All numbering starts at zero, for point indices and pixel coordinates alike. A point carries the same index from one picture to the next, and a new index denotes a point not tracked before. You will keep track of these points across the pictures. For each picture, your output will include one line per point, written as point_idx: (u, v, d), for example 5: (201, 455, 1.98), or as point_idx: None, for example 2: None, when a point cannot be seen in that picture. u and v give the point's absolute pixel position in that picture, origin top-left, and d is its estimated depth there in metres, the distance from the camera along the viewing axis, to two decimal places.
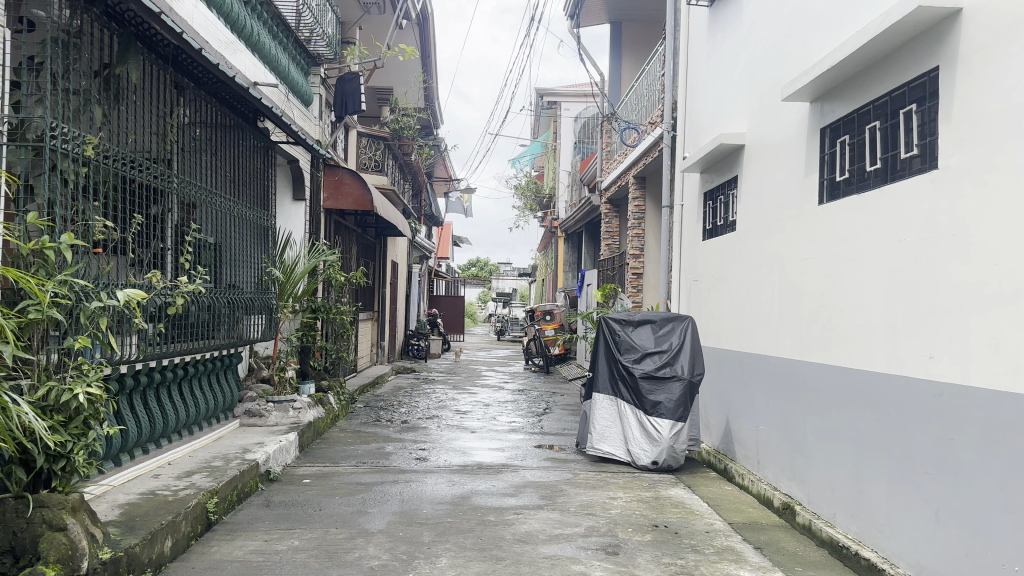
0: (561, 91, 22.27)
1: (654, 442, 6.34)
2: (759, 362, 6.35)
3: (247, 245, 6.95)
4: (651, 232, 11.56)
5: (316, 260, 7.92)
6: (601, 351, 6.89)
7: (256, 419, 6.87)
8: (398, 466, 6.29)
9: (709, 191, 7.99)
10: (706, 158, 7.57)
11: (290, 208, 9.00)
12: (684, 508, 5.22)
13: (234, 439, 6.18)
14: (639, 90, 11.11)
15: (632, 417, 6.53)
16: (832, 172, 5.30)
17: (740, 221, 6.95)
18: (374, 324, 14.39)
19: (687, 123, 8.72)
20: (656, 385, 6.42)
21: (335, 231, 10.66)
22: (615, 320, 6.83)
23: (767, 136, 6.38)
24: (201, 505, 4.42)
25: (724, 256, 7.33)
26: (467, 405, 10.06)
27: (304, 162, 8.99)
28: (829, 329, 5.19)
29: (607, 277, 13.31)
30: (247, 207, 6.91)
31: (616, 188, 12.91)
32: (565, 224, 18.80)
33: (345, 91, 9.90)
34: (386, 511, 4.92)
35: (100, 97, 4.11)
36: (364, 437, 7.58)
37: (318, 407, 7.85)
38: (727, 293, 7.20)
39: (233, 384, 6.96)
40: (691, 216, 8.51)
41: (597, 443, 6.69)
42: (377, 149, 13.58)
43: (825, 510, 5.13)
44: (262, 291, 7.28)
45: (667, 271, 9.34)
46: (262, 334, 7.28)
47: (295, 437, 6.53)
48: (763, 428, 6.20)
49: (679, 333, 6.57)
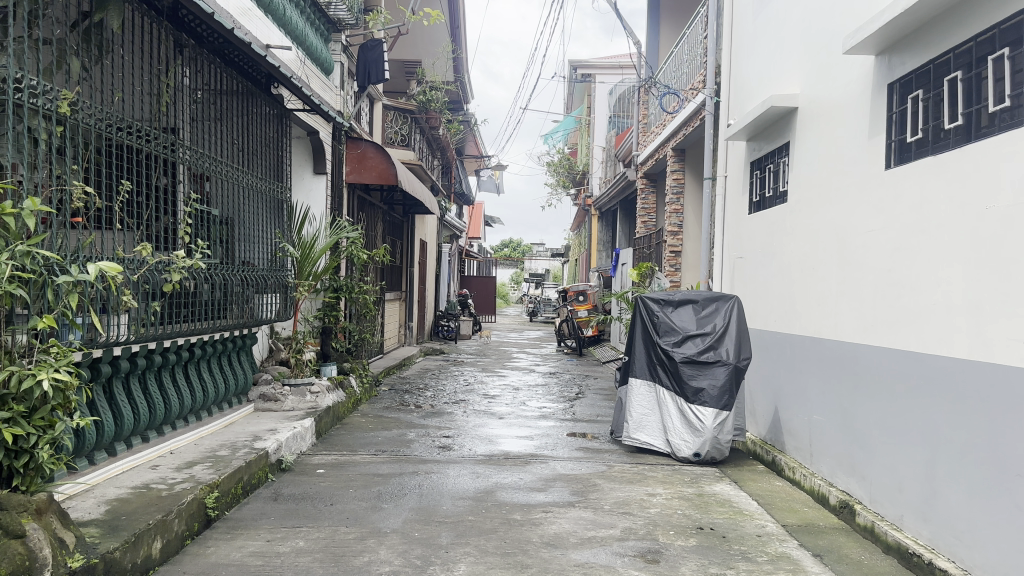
0: (594, 64, 21.52)
1: (696, 432, 5.82)
2: (814, 345, 5.81)
3: (260, 219, 6.55)
4: (690, 208, 10.94)
5: (337, 237, 7.59)
6: (638, 333, 6.37)
7: (272, 404, 6.48)
8: (419, 455, 5.85)
9: (757, 160, 7.40)
10: (753, 123, 6.98)
11: (310, 182, 8.60)
12: (732, 507, 4.71)
13: (246, 426, 5.80)
14: (679, 56, 10.49)
15: (673, 405, 6.01)
16: (902, 132, 4.71)
17: (792, 191, 6.37)
18: (402, 305, 14.02)
19: (732, 88, 8.13)
20: (698, 371, 5.90)
21: (358, 207, 10.23)
22: (653, 300, 6.32)
23: (824, 96, 5.78)
24: (197, 501, 4.03)
25: (774, 229, 6.76)
26: (496, 389, 9.61)
27: (325, 134, 8.62)
28: (899, 309, 4.63)
29: (643, 256, 12.73)
30: (260, 178, 6.53)
31: (653, 163, 12.32)
32: (598, 202, 18.19)
33: (368, 60, 9.43)
34: (402, 508, 4.50)
35: (78, 49, 3.69)
36: (386, 423, 7.18)
37: (339, 390, 7.45)
38: (777, 270, 6.65)
39: (247, 366, 6.55)
40: (737, 188, 7.91)
41: (633, 432, 6.22)
42: (404, 123, 13.11)
43: (890, 511, 4.60)
44: (278, 268, 6.88)
45: (708, 247, 8.75)
46: (277, 314, 6.89)
47: (312, 423, 6.14)
48: (819, 417, 5.69)
49: (723, 314, 6.03)
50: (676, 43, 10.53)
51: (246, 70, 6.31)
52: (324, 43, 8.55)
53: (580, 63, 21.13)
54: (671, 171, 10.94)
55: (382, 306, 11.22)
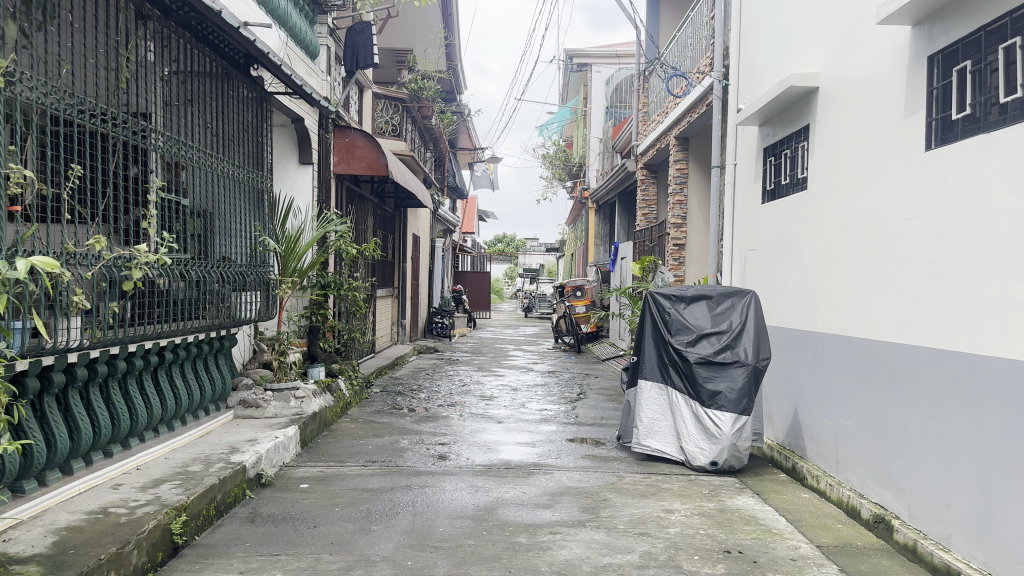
0: (591, 53, 20.99)
1: (713, 439, 5.37)
2: (841, 344, 5.38)
3: (238, 211, 6.07)
4: (695, 198, 10.50)
5: (324, 231, 7.11)
6: (647, 331, 5.92)
7: (252, 411, 5.99)
8: (412, 465, 5.38)
9: (770, 146, 6.96)
10: (768, 106, 6.54)
11: (295, 172, 8.11)
12: (759, 525, 4.27)
13: (224, 436, 5.33)
14: (683, 40, 10.04)
15: (686, 409, 5.56)
16: (946, 109, 4.26)
17: (814, 178, 5.93)
18: (394, 301, 13.55)
19: (742, 71, 7.70)
20: (714, 373, 5.44)
21: (348, 199, 9.73)
22: (663, 295, 5.87)
23: (853, 73, 5.33)
24: (162, 527, 3.56)
25: (791, 220, 6.33)
26: (493, 390, 9.11)
27: (310, 121, 8.14)
28: (943, 304, 4.19)
29: (645, 249, 12.26)
30: (239, 167, 6.06)
31: (654, 153, 11.87)
32: (596, 194, 17.71)
33: (357, 43, 8.89)
34: (392, 530, 4.03)
35: (17, 11, 3.20)
36: (377, 428, 6.69)
37: (326, 394, 6.97)
38: (795, 263, 6.21)
39: (226, 369, 6.05)
40: (748, 176, 7.46)
41: (644, 438, 5.77)
42: (395, 112, 12.60)
43: (935, 529, 4.17)
44: (259, 264, 6.39)
45: (716, 240, 8.30)
46: (259, 314, 6.40)
47: (297, 431, 5.67)
48: (847, 422, 5.27)
49: (740, 311, 5.60)
50: (679, 27, 10.08)
51: (222, 48, 5.82)
52: (309, 25, 8.07)
53: (576, 52, 20.57)
54: (674, 160, 10.48)
55: (373, 303, 10.75)
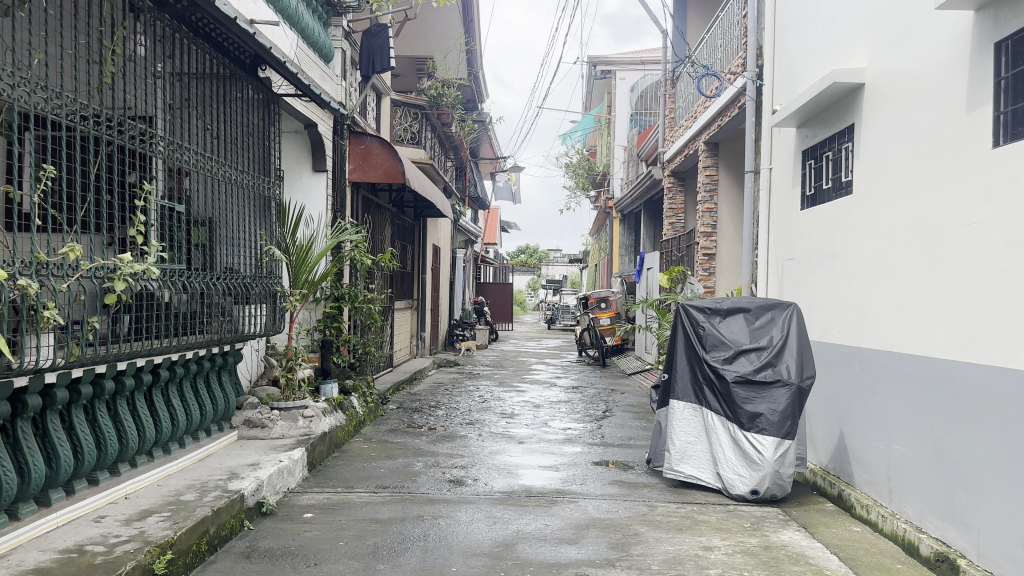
0: (615, 59, 20.54)
1: (753, 466, 4.92)
2: (895, 362, 4.93)
3: (243, 218, 5.75)
4: (726, 207, 10.06)
5: (338, 240, 6.76)
6: (680, 347, 5.48)
7: (257, 431, 5.62)
8: (425, 492, 4.98)
9: (810, 148, 6.52)
10: (808, 105, 6.11)
11: (309, 180, 7.79)
12: (809, 566, 3.82)
13: (224, 460, 4.98)
14: (713, 41, 9.62)
15: (723, 432, 5.12)
16: (1017, 101, 3.81)
17: (862, 181, 5.48)
18: (413, 314, 13.20)
19: (777, 71, 7.28)
20: (753, 393, 5.00)
21: (364, 208, 9.37)
22: (696, 309, 5.44)
23: (907, 66, 4.89)
24: (142, 568, 3.19)
25: (835, 227, 5.88)
26: (515, 407, 8.69)
27: (324, 127, 7.83)
28: (1016, 319, 3.73)
29: (672, 260, 11.78)
30: (243, 172, 5.73)
31: (681, 159, 11.43)
32: (621, 204, 17.27)
33: (372, 46, 8.57)
34: (400, 571, 3.62)
35: None
36: (390, 449, 6.30)
37: (337, 413, 6.58)
38: (841, 273, 5.76)
39: (230, 387, 5.70)
40: (786, 182, 7.02)
41: (677, 464, 5.32)
42: (414, 119, 12.30)
43: (1009, 571, 3.70)
44: (265, 275, 6.05)
45: (751, 249, 7.84)
46: (266, 328, 6.05)
47: (303, 454, 5.30)
48: (901, 447, 4.80)
49: (780, 325, 5.17)
50: (709, 27, 9.68)
51: (224, 46, 5.52)
52: (323, 28, 7.76)
53: (600, 59, 20.15)
54: (703, 166, 10.06)
55: (390, 316, 10.41)
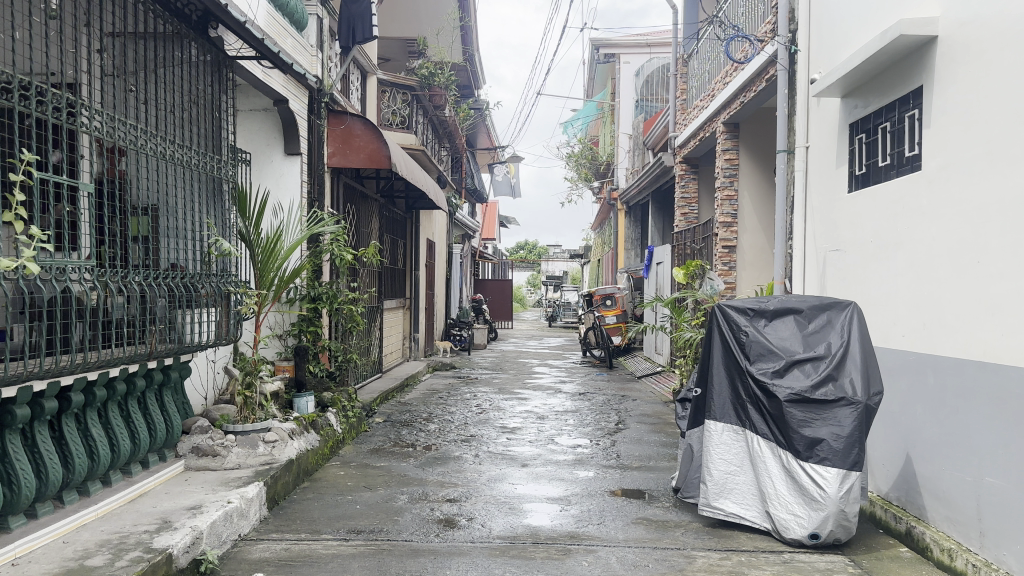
0: (618, 42, 19.56)
1: (814, 505, 3.98)
2: (987, 376, 3.97)
3: (190, 205, 4.80)
4: (747, 193, 9.11)
5: (311, 231, 5.80)
6: (715, 354, 4.55)
7: (208, 461, 4.67)
8: (408, 539, 4.03)
9: (861, 120, 5.58)
10: (861, 70, 5.17)
11: (281, 165, 6.86)
12: None
13: (160, 502, 4.03)
14: (735, 8, 8.66)
15: (773, 461, 4.19)
16: None
17: (935, 156, 4.54)
18: (405, 314, 12.27)
19: (816, 34, 6.33)
20: (812, 414, 4.05)
21: (346, 196, 8.40)
22: (734, 309, 4.51)
23: (999, 9, 3.95)
24: None
25: (896, 211, 4.95)
26: (516, 419, 7.73)
27: (297, 104, 6.88)
28: None
29: (686, 253, 10.83)
30: (191, 149, 4.78)
31: (696, 143, 10.50)
32: (626, 195, 16.33)
33: (352, 13, 7.62)
34: None
35: None
36: (371, 476, 5.36)
37: (311, 434, 5.63)
38: (906, 266, 4.82)
39: (177, 409, 4.75)
40: (829, 162, 6.07)
41: (714, 499, 4.38)
42: (403, 102, 11.24)
43: None
44: (219, 273, 5.10)
45: (784, 239, 6.91)
46: (220, 336, 5.10)
47: (260, 490, 4.36)
48: (994, 480, 3.86)
49: (839, 330, 4.24)
50: None
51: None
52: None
53: (603, 42, 19.20)
54: (722, 149, 9.12)
55: (378, 317, 9.47)
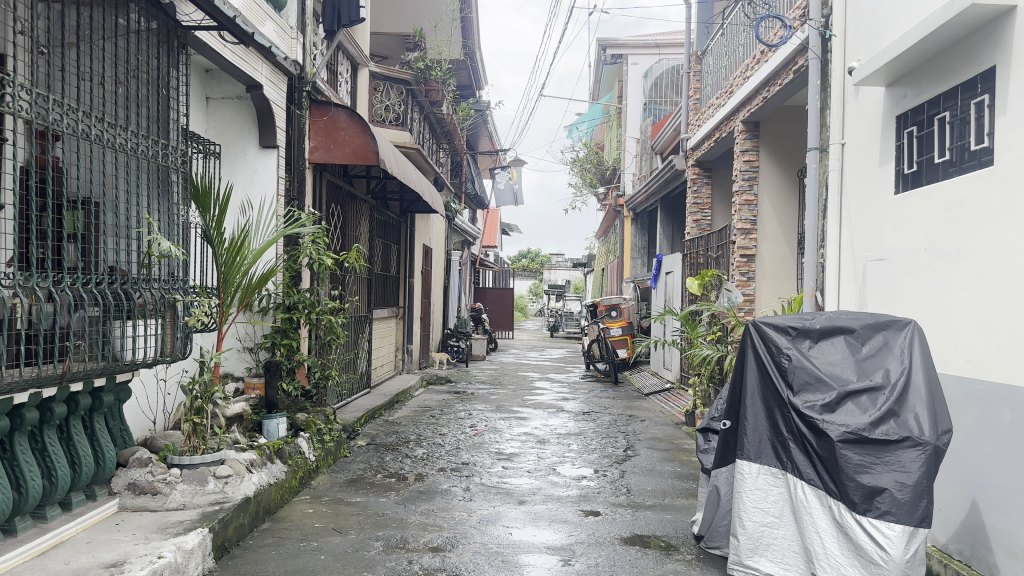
0: (625, 44, 18.96)
1: (873, 570, 3.25)
2: None
3: (136, 197, 4.06)
4: (768, 198, 8.41)
5: (282, 231, 5.09)
6: (750, 380, 3.83)
7: (149, 500, 3.97)
8: None
9: (912, 112, 4.88)
10: (917, 50, 4.47)
11: (255, 159, 6.17)
12: None
13: (76, 556, 3.30)
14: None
15: (821, 512, 3.48)
16: None
17: (1012, 150, 3.81)
18: (398, 324, 11.54)
19: (855, 16, 5.63)
20: (870, 458, 3.31)
21: (331, 196, 7.71)
22: (772, 328, 3.81)
23: None
24: None
25: (958, 215, 4.23)
26: (513, 444, 6.99)
27: (274, 91, 6.19)
28: None
29: (697, 262, 10.12)
30: (138, 131, 4.03)
31: (710, 145, 9.81)
32: (633, 200, 15.66)
33: None
34: None
35: None
36: (344, 515, 4.63)
37: (276, 465, 4.92)
38: (972, 278, 4.09)
39: (110, 439, 4.02)
40: (870, 161, 5.36)
41: (747, 557, 3.69)
42: (398, 98, 10.55)
43: None
44: (168, 278, 4.37)
45: (815, 247, 6.20)
46: (170, 352, 4.38)
47: (203, 539, 3.63)
48: None
49: (899, 354, 3.49)
50: None
51: None
52: None
53: (609, 43, 18.62)
54: (741, 150, 8.44)
55: (366, 328, 8.74)
